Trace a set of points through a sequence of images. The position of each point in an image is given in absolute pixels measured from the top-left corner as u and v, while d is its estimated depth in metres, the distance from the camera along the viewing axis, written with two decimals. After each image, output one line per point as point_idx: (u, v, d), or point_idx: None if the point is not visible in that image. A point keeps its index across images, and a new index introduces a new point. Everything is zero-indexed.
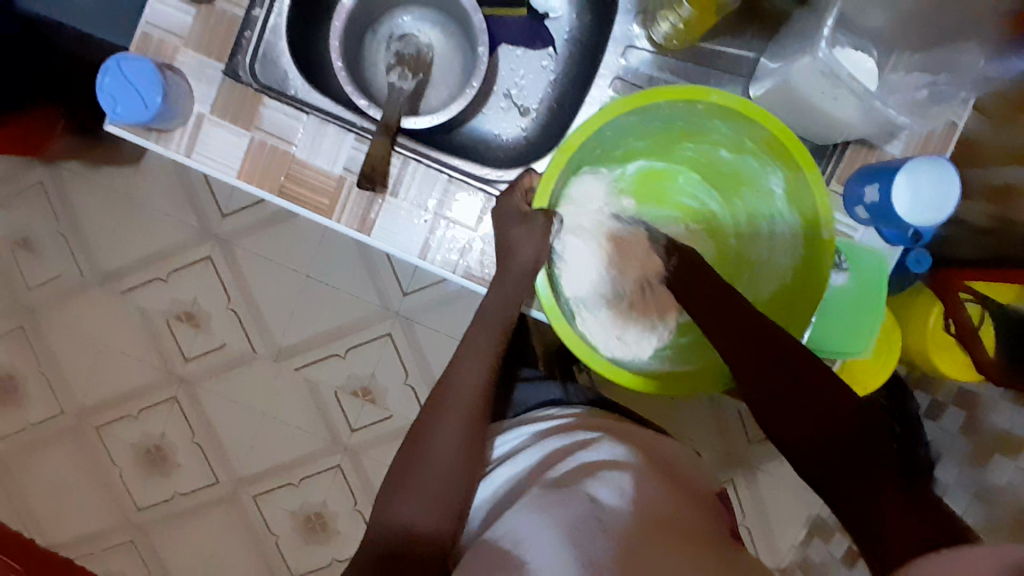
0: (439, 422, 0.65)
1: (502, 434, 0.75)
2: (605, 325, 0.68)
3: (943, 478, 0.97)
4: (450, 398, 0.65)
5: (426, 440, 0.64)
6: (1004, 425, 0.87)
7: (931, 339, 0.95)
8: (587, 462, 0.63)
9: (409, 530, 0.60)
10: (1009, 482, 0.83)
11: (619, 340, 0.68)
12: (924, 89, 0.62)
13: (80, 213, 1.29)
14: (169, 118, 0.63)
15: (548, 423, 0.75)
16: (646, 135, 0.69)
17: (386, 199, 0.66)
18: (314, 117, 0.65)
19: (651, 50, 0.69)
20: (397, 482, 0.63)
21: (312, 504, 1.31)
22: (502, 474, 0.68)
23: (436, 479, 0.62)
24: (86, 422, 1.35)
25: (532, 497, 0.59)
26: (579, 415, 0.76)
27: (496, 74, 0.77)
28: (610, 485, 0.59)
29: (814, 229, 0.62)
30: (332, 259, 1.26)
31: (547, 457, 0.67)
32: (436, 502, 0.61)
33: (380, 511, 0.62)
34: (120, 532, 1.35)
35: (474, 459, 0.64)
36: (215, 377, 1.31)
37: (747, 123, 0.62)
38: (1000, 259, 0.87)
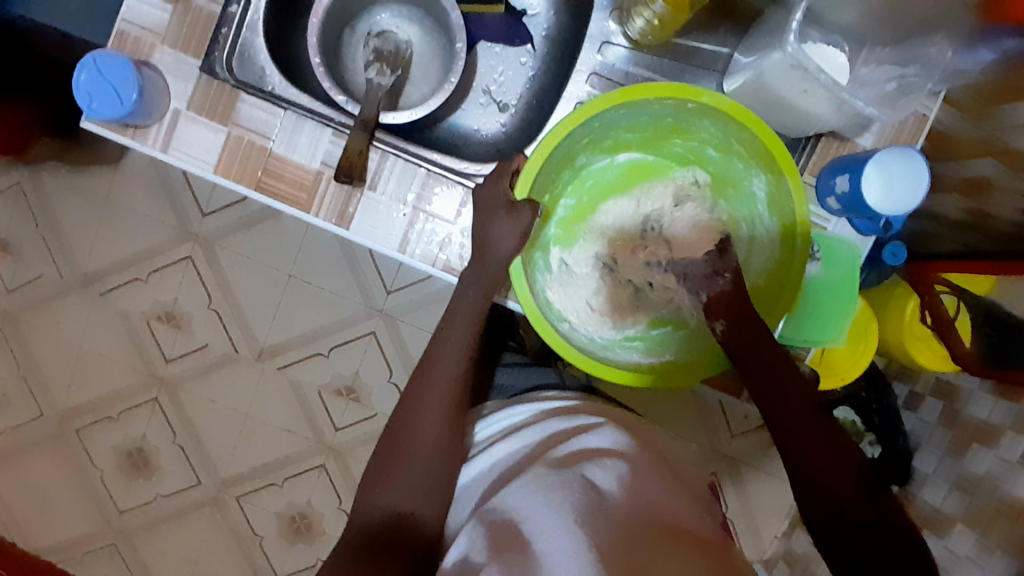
0: (421, 410, 0.66)
1: (499, 411, 0.76)
2: (580, 306, 0.70)
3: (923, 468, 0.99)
4: (431, 386, 0.66)
5: (408, 428, 0.65)
6: (984, 415, 0.88)
7: (908, 331, 0.97)
8: (589, 449, 0.63)
9: (395, 516, 0.61)
10: (988, 471, 0.84)
11: (590, 308, 0.71)
12: (893, 82, 0.64)
13: (57, 213, 1.27)
14: (146, 114, 0.63)
15: (550, 404, 0.76)
16: (642, 127, 0.68)
17: (364, 193, 0.66)
18: (291, 112, 0.65)
19: (627, 47, 0.70)
20: (380, 470, 0.64)
21: (297, 505, 1.30)
22: (501, 449, 0.68)
23: (417, 466, 0.63)
24: (68, 426, 1.33)
25: (534, 475, 0.59)
26: (578, 399, 0.78)
27: (475, 70, 0.78)
28: (608, 472, 0.60)
29: (792, 238, 0.63)
30: (315, 259, 1.25)
31: (548, 437, 0.67)
32: (420, 489, 0.63)
33: (365, 499, 0.64)
34: (103, 536, 1.34)
35: (455, 446, 0.66)
36: (198, 378, 1.30)
37: (733, 123, 0.62)
38: (970, 254, 0.92)
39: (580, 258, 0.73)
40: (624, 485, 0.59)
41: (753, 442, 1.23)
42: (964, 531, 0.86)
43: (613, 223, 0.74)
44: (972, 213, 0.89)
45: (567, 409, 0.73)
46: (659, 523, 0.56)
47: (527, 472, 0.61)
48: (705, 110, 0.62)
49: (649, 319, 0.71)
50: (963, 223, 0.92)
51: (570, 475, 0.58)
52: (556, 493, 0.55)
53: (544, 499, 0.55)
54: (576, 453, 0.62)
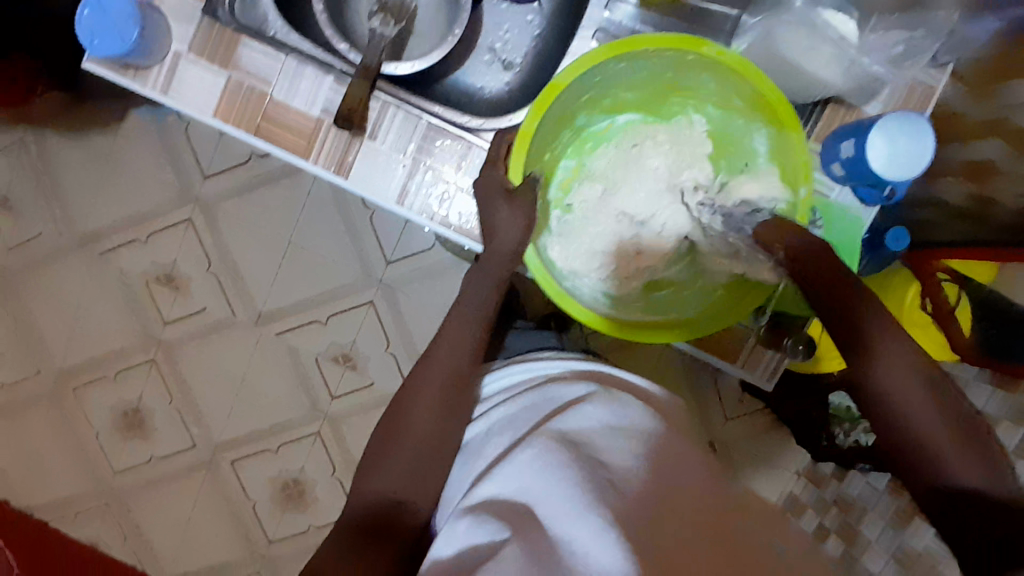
0: (418, 398, 0.66)
1: (500, 368, 0.75)
2: (582, 261, 0.70)
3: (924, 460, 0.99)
4: (428, 375, 0.67)
5: (405, 416, 0.66)
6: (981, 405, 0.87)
7: (909, 319, 0.95)
8: (590, 420, 0.59)
9: (390, 504, 0.62)
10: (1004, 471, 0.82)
11: (593, 260, 0.70)
12: (900, 45, 0.63)
13: (59, 171, 1.27)
14: (146, 54, 0.62)
15: (548, 366, 0.73)
16: (641, 83, 0.68)
17: (364, 142, 0.66)
18: (293, 58, 0.65)
19: (635, 5, 0.69)
20: (375, 457, 0.65)
21: (290, 471, 1.31)
22: (500, 412, 0.66)
23: (411, 453, 0.63)
24: (63, 385, 1.33)
25: (537, 445, 0.55)
26: (576, 361, 0.75)
27: (481, 27, 0.77)
28: (617, 447, 0.56)
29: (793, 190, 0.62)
30: (315, 225, 1.25)
31: (547, 402, 0.64)
32: (412, 475, 0.63)
33: (360, 486, 0.65)
34: (95, 497, 1.34)
35: (449, 430, 0.65)
36: (195, 342, 1.30)
37: (735, 78, 0.62)
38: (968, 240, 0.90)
39: (587, 214, 0.71)
40: (634, 456, 0.55)
41: (748, 425, 1.23)
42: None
43: (615, 181, 0.72)
44: (976, 197, 0.88)
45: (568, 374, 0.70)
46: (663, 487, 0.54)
47: (527, 442, 0.57)
48: (704, 62, 0.61)
49: (648, 274, 0.71)
50: (966, 206, 0.91)
51: (574, 446, 0.55)
52: (560, 465, 0.52)
53: (545, 471, 0.52)
54: (575, 422, 0.58)
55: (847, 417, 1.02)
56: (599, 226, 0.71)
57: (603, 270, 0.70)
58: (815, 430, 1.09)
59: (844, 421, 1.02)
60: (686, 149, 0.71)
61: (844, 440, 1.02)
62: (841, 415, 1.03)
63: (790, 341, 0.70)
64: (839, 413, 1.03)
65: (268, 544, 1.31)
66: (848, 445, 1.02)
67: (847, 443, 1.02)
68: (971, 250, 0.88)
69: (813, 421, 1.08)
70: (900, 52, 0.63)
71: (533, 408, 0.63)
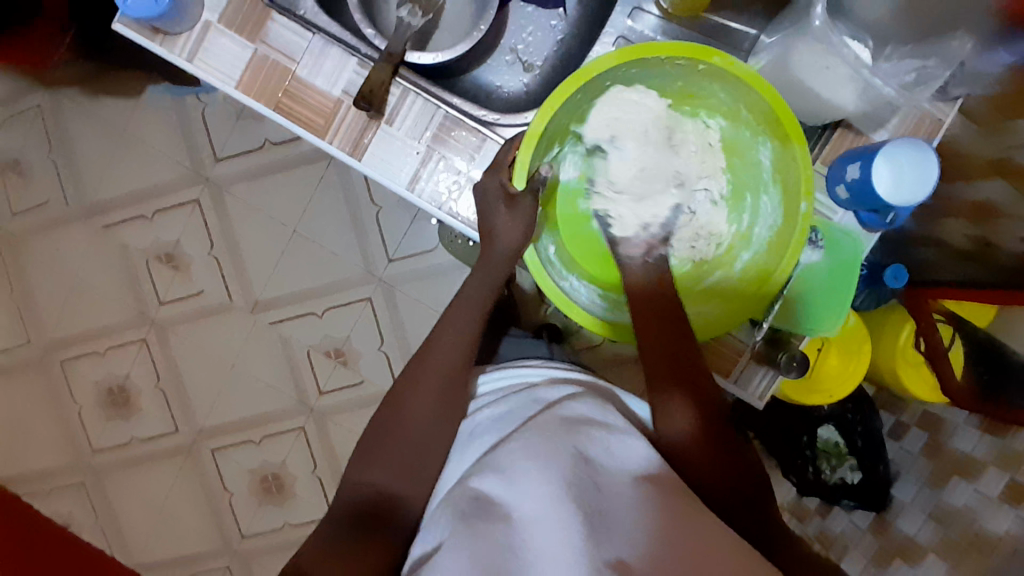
0: (412, 394, 0.65)
1: (488, 374, 0.72)
2: (634, 229, 0.71)
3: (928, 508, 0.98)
4: (425, 371, 0.66)
5: (401, 411, 0.65)
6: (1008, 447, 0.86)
7: (901, 355, 1.01)
8: (574, 419, 0.58)
9: (379, 498, 0.61)
10: (1008, 530, 0.80)
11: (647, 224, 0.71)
12: (912, 73, 0.63)
13: (72, 142, 1.27)
14: (178, 20, 0.63)
15: (537, 372, 0.69)
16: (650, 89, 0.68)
17: (380, 125, 0.67)
18: (320, 37, 0.66)
19: (657, 16, 0.70)
20: (367, 452, 0.64)
21: (271, 465, 1.29)
22: (487, 412, 0.65)
23: (401, 446, 0.63)
24: (53, 355, 1.32)
25: (530, 440, 0.55)
26: (567, 368, 0.72)
27: (505, 28, 0.79)
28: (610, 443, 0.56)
29: (795, 202, 0.62)
30: (321, 218, 1.25)
31: (531, 403, 0.63)
32: (404, 470, 0.62)
33: (349, 483, 0.63)
34: (70, 472, 1.32)
35: (442, 424, 0.64)
36: (190, 323, 1.29)
37: (741, 87, 0.62)
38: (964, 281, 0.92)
39: (641, 186, 0.70)
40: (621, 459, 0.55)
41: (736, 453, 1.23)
42: (941, 564, 0.89)
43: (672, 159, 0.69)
44: (976, 239, 0.89)
45: (558, 379, 0.68)
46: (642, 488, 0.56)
47: (516, 437, 0.57)
48: (715, 72, 0.62)
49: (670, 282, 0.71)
50: (963, 249, 0.92)
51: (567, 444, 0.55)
52: (557, 470, 0.52)
53: (538, 469, 0.52)
54: (557, 420, 0.58)
55: (835, 454, 1.19)
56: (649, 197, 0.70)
57: (654, 245, 0.71)
58: (802, 461, 1.21)
59: (832, 457, 1.19)
60: (706, 156, 0.70)
61: (830, 475, 1.19)
62: (830, 451, 1.20)
63: (784, 356, 0.69)
64: (827, 449, 1.20)
65: (241, 538, 1.29)
66: (833, 480, 1.18)
67: (832, 479, 1.18)
68: (978, 292, 0.87)
69: (801, 453, 1.21)
70: (912, 80, 0.64)
71: (519, 410, 0.62)
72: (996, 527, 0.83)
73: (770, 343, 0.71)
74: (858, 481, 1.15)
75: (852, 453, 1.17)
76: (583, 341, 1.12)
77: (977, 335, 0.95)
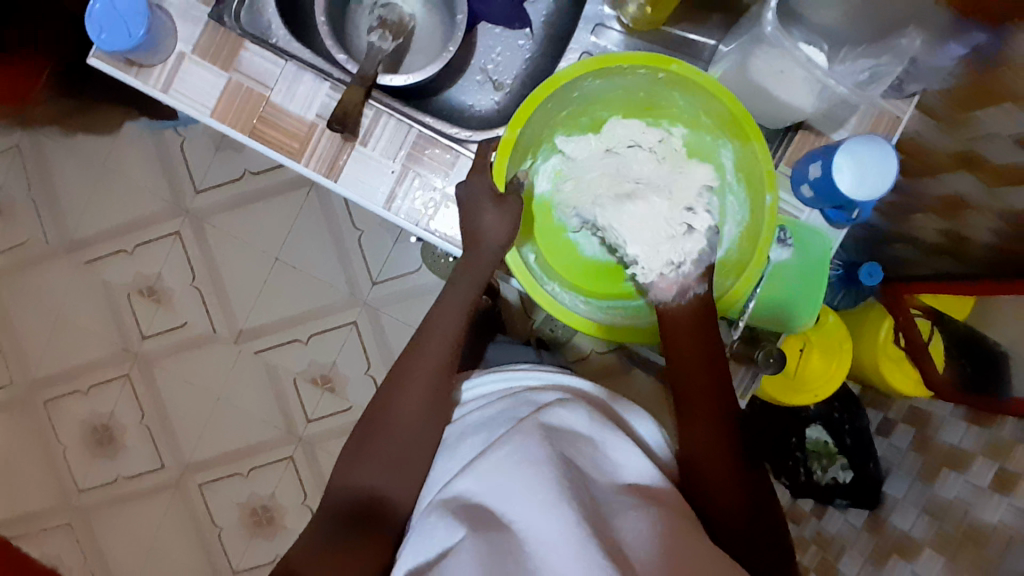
0: (399, 395, 0.65)
1: (475, 377, 0.72)
2: (663, 267, 0.68)
3: (923, 504, 0.99)
4: (411, 378, 0.66)
5: (387, 417, 0.65)
6: (996, 436, 0.88)
7: (882, 352, 1.04)
8: (566, 425, 0.59)
9: (370, 499, 0.61)
10: (1001, 519, 0.81)
11: (675, 262, 0.68)
12: (866, 72, 0.67)
13: (50, 180, 1.27)
14: (152, 51, 0.65)
15: (525, 377, 0.70)
16: (615, 100, 0.70)
17: (355, 146, 0.68)
18: (292, 63, 0.67)
19: (621, 31, 0.73)
20: (355, 456, 0.64)
21: (260, 497, 1.27)
22: (475, 415, 0.65)
23: (389, 451, 0.63)
24: (36, 395, 1.30)
25: (518, 446, 0.56)
26: (552, 370, 0.72)
27: (474, 49, 0.81)
28: (593, 457, 0.57)
29: (760, 196, 0.64)
30: (304, 243, 1.25)
31: (520, 407, 0.63)
32: (393, 470, 0.62)
33: (340, 483, 0.64)
34: (57, 514, 1.29)
35: (428, 434, 0.64)
36: (175, 355, 1.28)
37: (697, 92, 0.64)
38: (942, 276, 0.96)
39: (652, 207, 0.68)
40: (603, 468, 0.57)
41: None
42: (937, 557, 0.89)
43: (664, 192, 0.69)
44: (947, 233, 0.89)
45: (545, 386, 0.68)
46: (633, 486, 0.57)
47: (504, 444, 0.57)
48: (674, 79, 0.64)
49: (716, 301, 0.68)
50: (937, 243, 0.93)
51: (558, 450, 0.55)
52: (548, 475, 0.52)
53: (530, 473, 0.53)
54: (548, 425, 0.58)
55: (826, 454, 1.22)
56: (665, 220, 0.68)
57: (689, 286, 0.66)
58: (793, 462, 1.24)
59: (822, 457, 1.22)
60: (675, 161, 0.70)
61: (821, 476, 1.21)
62: (819, 452, 1.24)
63: (761, 353, 0.70)
64: (817, 450, 1.24)
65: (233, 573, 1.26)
66: (824, 480, 1.21)
67: (824, 479, 1.21)
68: (957, 285, 0.90)
69: (791, 454, 1.25)
70: (866, 78, 0.67)
71: (510, 410, 0.63)
72: (989, 517, 0.84)
73: (746, 341, 0.73)
74: (848, 479, 1.17)
75: (842, 451, 1.20)
76: (572, 353, 1.14)
77: (958, 329, 0.98)
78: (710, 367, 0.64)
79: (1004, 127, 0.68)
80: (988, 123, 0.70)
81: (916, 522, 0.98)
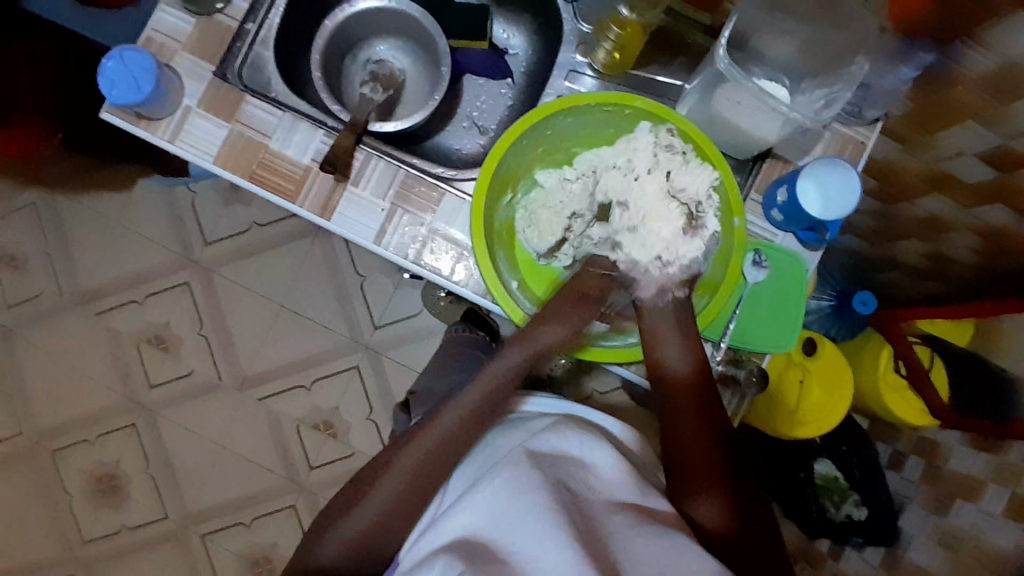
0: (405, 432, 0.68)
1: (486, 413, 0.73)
2: (651, 257, 0.70)
3: (939, 538, 0.96)
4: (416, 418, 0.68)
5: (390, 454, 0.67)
6: (1005, 460, 0.86)
7: (884, 382, 1.03)
8: (562, 452, 0.61)
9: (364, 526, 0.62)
10: (1017, 548, 0.79)
11: (664, 260, 0.70)
12: (820, 100, 0.68)
13: (65, 235, 1.33)
14: (160, 105, 0.70)
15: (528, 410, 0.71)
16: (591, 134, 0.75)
17: (347, 187, 0.72)
18: (289, 113, 0.73)
19: (594, 76, 0.78)
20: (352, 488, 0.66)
21: (262, 548, 1.26)
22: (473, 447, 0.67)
23: (381, 482, 0.65)
24: (44, 445, 1.32)
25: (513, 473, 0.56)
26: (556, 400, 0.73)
27: (460, 99, 0.88)
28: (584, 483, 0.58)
29: (726, 218, 0.68)
30: (307, 290, 1.30)
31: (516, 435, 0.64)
32: (384, 495, 0.64)
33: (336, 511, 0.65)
34: (60, 567, 1.29)
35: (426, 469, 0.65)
36: (181, 405, 1.30)
37: (663, 126, 0.69)
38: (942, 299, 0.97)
39: (641, 208, 0.69)
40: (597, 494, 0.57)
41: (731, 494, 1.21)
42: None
43: (659, 194, 0.69)
44: (933, 257, 0.91)
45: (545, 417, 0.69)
46: (619, 505, 0.57)
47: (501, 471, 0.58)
48: (639, 114, 0.70)
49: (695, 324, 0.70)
50: (925, 267, 0.94)
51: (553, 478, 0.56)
52: (543, 499, 0.53)
53: (524, 498, 0.53)
54: (547, 459, 0.59)
55: (837, 490, 1.15)
56: (655, 219, 0.69)
57: (668, 287, 0.70)
58: (805, 500, 1.17)
59: (834, 493, 1.15)
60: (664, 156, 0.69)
61: (835, 513, 1.15)
62: (830, 487, 1.16)
63: (743, 372, 0.74)
64: (827, 485, 1.16)
65: None
66: (839, 518, 1.14)
67: (838, 517, 1.14)
68: (954, 308, 0.91)
69: (802, 491, 1.17)
70: (822, 105, 0.69)
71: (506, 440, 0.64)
72: (1006, 544, 0.81)
73: (729, 364, 0.74)
74: (864, 517, 1.11)
75: (853, 486, 1.13)
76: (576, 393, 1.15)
77: (960, 354, 0.97)
78: (700, 412, 0.66)
79: (969, 146, 0.71)
80: (952, 144, 0.72)
81: (933, 557, 0.95)
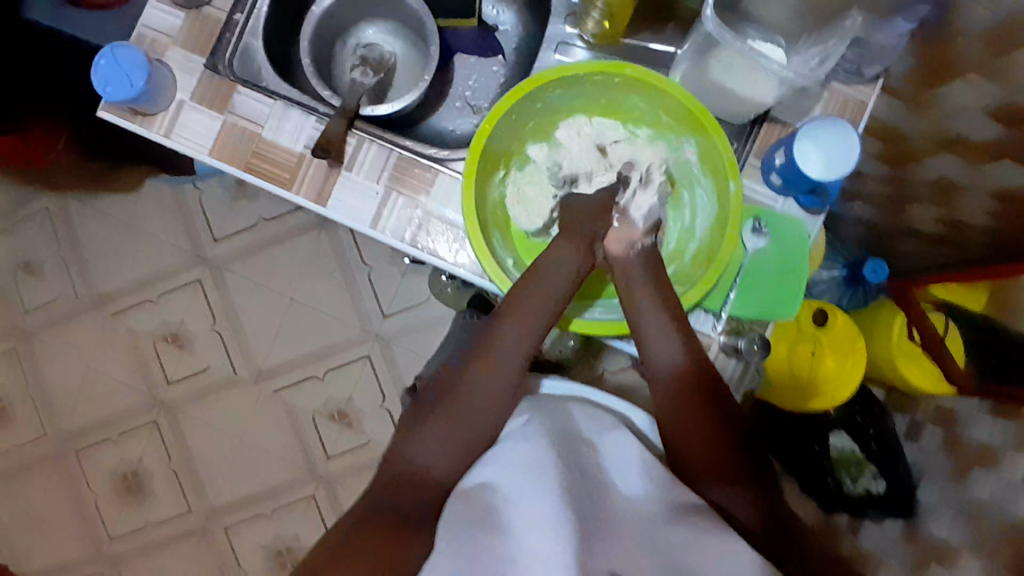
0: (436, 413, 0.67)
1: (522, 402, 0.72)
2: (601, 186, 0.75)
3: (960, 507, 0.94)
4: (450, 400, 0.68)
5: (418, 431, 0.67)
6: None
7: (897, 350, 1.00)
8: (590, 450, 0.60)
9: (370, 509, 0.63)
10: None
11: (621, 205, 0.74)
12: (816, 58, 0.65)
13: (78, 239, 1.35)
14: (153, 100, 0.71)
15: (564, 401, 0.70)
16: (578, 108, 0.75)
17: (341, 172, 0.73)
18: (281, 101, 0.73)
19: (584, 48, 0.77)
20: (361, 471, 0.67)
21: (284, 537, 1.29)
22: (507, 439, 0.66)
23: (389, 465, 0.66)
24: (69, 445, 1.35)
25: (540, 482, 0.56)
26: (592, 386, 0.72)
27: (452, 79, 0.88)
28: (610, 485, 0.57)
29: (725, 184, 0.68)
30: (316, 282, 1.31)
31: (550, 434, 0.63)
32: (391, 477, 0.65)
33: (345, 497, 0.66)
34: (92, 562, 1.33)
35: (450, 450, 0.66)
36: (198, 400, 1.33)
37: (654, 92, 0.69)
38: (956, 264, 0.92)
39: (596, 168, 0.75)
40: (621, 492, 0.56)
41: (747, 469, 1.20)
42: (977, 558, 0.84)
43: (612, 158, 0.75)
44: (943, 221, 0.87)
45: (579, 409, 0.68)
46: None
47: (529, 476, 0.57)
48: (629, 82, 0.69)
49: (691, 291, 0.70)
50: (937, 231, 0.91)
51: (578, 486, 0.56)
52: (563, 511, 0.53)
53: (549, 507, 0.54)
54: (563, 449, 0.63)
55: (853, 463, 1.14)
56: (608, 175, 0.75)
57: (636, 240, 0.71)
58: (821, 473, 1.14)
59: (850, 467, 1.13)
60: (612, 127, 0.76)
61: (851, 487, 1.13)
62: (846, 460, 1.14)
63: (744, 342, 0.72)
64: (843, 458, 1.14)
65: None
66: (856, 492, 1.12)
67: (856, 490, 1.13)
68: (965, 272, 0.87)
69: (818, 463, 1.14)
70: (818, 62, 0.64)
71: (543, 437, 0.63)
72: None
73: (730, 334, 0.74)
74: (882, 490, 1.10)
75: (869, 458, 1.12)
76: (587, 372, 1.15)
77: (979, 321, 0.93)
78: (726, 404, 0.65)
79: (975, 98, 0.68)
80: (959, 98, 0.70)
81: (953, 525, 0.93)
